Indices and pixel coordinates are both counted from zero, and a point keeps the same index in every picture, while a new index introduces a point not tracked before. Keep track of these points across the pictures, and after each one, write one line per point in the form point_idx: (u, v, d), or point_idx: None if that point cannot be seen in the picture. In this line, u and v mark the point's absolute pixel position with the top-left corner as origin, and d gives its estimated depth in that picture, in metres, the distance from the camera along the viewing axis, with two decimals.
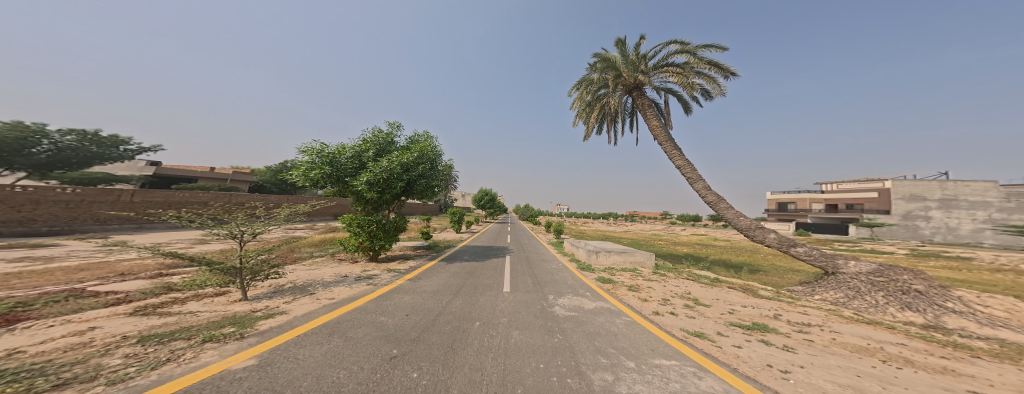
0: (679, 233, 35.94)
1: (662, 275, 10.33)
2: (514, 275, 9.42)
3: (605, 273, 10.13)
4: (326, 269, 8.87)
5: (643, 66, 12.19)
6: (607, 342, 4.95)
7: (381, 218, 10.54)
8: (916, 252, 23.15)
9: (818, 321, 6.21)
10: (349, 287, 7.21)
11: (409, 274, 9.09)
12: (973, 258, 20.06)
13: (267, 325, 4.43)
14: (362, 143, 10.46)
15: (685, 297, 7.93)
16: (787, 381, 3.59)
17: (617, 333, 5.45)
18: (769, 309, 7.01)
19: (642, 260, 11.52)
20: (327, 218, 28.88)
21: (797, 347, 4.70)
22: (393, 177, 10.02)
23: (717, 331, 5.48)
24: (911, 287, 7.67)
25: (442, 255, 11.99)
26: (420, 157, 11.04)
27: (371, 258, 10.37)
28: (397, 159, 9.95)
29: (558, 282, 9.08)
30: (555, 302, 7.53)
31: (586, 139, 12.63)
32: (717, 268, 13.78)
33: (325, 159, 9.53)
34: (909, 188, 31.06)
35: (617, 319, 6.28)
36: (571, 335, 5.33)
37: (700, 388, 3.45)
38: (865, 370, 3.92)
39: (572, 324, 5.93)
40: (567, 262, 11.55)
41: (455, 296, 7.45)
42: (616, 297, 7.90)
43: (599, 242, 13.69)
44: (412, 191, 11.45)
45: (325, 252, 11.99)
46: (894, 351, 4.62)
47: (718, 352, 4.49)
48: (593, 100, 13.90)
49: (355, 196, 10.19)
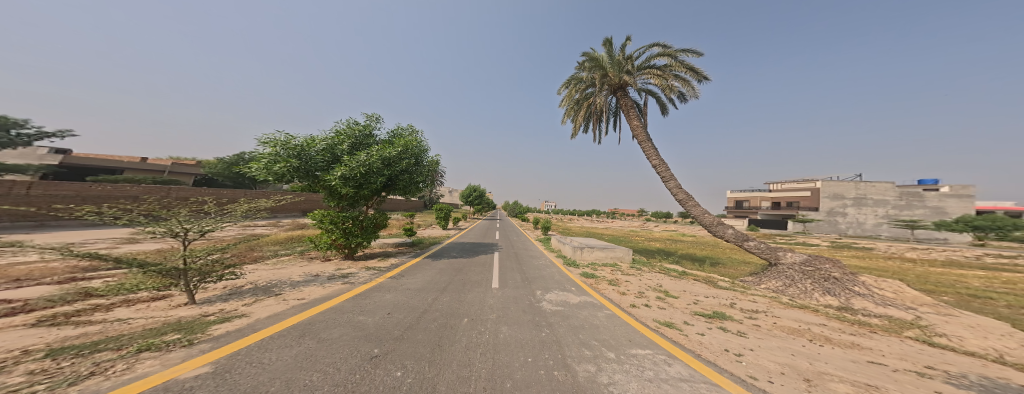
0: (651, 229, 38.17)
1: (639, 269, 10.94)
2: (503, 272, 9.50)
3: (588, 267, 10.58)
4: (293, 268, 8.39)
5: (627, 68, 12.61)
6: (588, 334, 5.22)
7: (358, 215, 10.09)
8: (837, 243, 26.55)
9: (764, 308, 6.92)
10: (321, 286, 6.91)
11: (390, 272, 8.85)
12: (874, 248, 23.73)
13: (221, 329, 4.13)
14: (336, 135, 9.93)
15: (657, 290, 8.46)
16: (739, 363, 4.01)
17: (599, 326, 5.72)
18: (726, 298, 7.68)
19: (621, 255, 12.02)
20: (292, 214, 27.10)
21: (748, 332, 5.24)
22: (371, 171, 9.61)
23: (684, 320, 5.95)
24: (830, 275, 8.79)
25: (428, 252, 11.79)
26: (404, 151, 10.66)
27: (347, 257, 9.98)
28: (377, 153, 9.54)
29: (546, 278, 9.31)
30: (543, 297, 7.71)
31: (573, 137, 12.87)
32: (681, 261, 14.79)
33: (293, 151, 8.95)
34: (834, 188, 35.74)
35: (599, 312, 6.58)
36: (557, 329, 5.53)
37: (669, 374, 3.75)
38: (797, 349, 4.47)
39: (559, 318, 6.14)
40: (554, 258, 11.87)
41: (439, 293, 7.39)
42: (598, 291, 8.24)
43: (584, 238, 14.15)
44: (394, 187, 11.04)
45: (292, 251, 11.32)
46: (819, 332, 5.29)
47: (684, 340, 4.89)
48: (580, 98, 14.15)
49: (328, 192, 9.69)
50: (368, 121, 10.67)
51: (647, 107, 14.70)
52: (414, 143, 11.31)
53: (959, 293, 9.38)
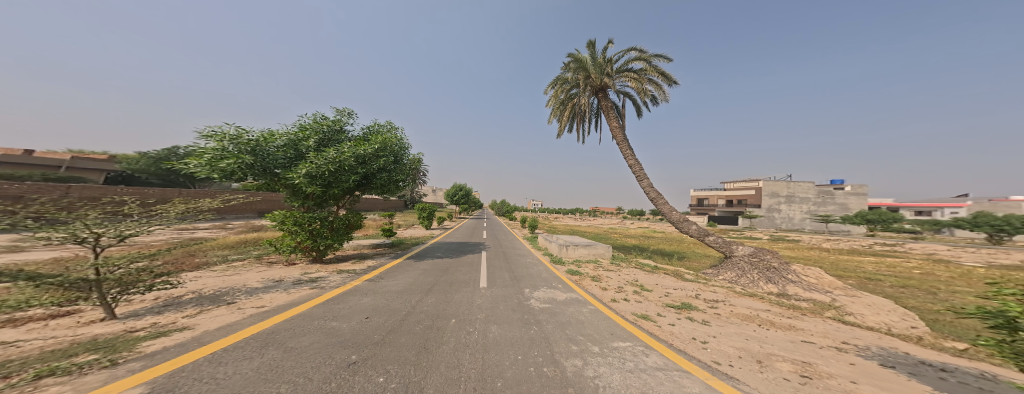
0: (622, 226, 40.26)
1: (618, 265, 11.36)
2: (491, 271, 9.40)
3: (572, 264, 10.84)
4: (248, 275, 7.59)
5: (608, 70, 12.89)
6: (575, 330, 5.31)
7: (327, 215, 9.37)
8: (775, 236, 29.81)
9: (722, 297, 7.45)
10: (284, 293, 6.33)
11: (366, 275, 8.34)
12: (801, 239, 27.22)
13: (155, 345, 3.55)
14: (302, 130, 9.13)
15: (634, 284, 8.82)
16: (706, 350, 4.27)
17: (584, 321, 5.84)
18: (692, 290, 8.17)
19: (602, 252, 12.34)
20: (246, 215, 24.79)
21: (711, 320, 5.63)
22: (342, 168, 8.93)
23: (657, 312, 6.24)
24: (770, 264, 9.62)
25: (409, 252, 11.39)
26: (381, 149, 10.09)
27: (315, 260, 9.33)
28: (349, 149, 8.89)
29: (533, 276, 9.33)
30: (531, 295, 7.74)
31: (559, 136, 12.97)
32: (653, 256, 15.67)
33: (247, 147, 7.97)
34: (771, 187, 40.83)
35: (584, 308, 6.73)
36: (546, 326, 5.57)
37: (648, 364, 3.90)
38: (750, 333, 4.88)
39: (547, 316, 6.18)
40: (540, 256, 11.98)
41: (420, 295, 7.08)
42: (582, 287, 8.43)
43: (569, 236, 14.38)
44: (369, 185, 10.39)
45: (245, 255, 10.20)
46: (767, 317, 5.79)
47: (658, 330, 5.14)
48: (565, 98, 14.36)
49: (290, 190, 8.87)
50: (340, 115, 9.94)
51: (624, 110, 15.25)
52: (392, 140, 10.73)
53: (859, 276, 10.88)
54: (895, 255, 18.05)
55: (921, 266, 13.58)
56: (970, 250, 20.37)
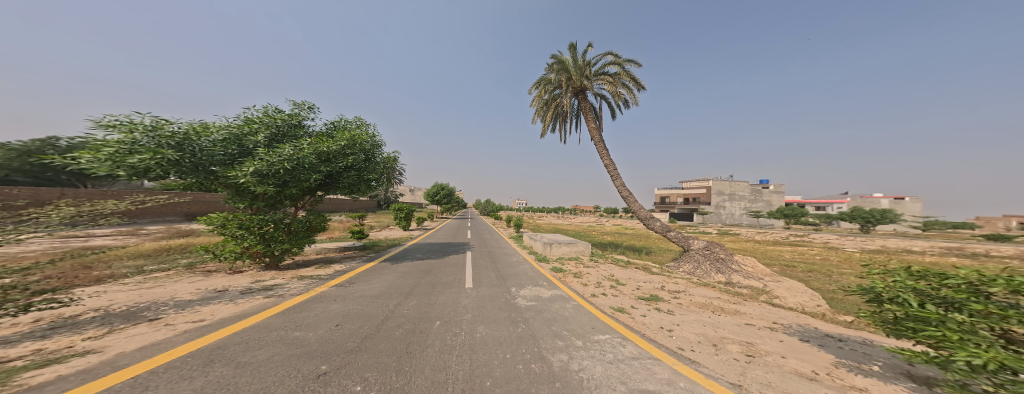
0: (587, 221, 42.04)
1: (597, 260, 11.58)
2: (478, 271, 9.01)
3: (557, 262, 10.72)
4: (179, 285, 6.06)
5: (587, 72, 13.08)
6: (559, 325, 5.00)
7: (282, 217, 7.55)
8: (720, 229, 33.09)
9: (683, 288, 7.77)
10: (231, 302, 5.10)
11: (333, 281, 7.07)
12: (738, 232, 30.72)
13: (44, 375, 2.66)
14: (246, 122, 7.02)
15: (611, 279, 8.84)
16: (670, 337, 4.24)
17: (567, 317, 5.54)
18: (658, 283, 8.49)
19: (582, 249, 12.21)
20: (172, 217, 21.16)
21: (674, 310, 5.80)
22: (299, 167, 7.13)
23: (630, 305, 6.30)
24: (717, 255, 9.92)
25: (380, 258, 10.07)
26: (351, 146, 8.38)
27: (268, 266, 7.56)
28: (310, 146, 7.15)
29: (520, 274, 9.02)
30: (517, 294, 7.39)
31: (542, 136, 12.89)
32: (624, 251, 16.32)
33: (172, 140, 5.98)
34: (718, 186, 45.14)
35: (569, 304, 6.48)
36: (532, 323, 5.10)
37: (626, 354, 3.60)
38: (704, 320, 5.02)
39: (533, 313, 5.77)
40: (526, 254, 11.95)
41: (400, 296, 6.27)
42: (566, 284, 8.26)
43: (553, 234, 14.58)
44: (333, 185, 8.60)
45: (171, 264, 7.97)
46: (728, 303, 6.10)
47: (631, 322, 5.17)
48: (549, 99, 14.34)
49: (229, 190, 6.84)
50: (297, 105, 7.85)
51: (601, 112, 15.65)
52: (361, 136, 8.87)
53: (779, 262, 12.30)
54: (800, 243, 21.21)
55: (819, 252, 16.06)
56: (851, 238, 24.74)
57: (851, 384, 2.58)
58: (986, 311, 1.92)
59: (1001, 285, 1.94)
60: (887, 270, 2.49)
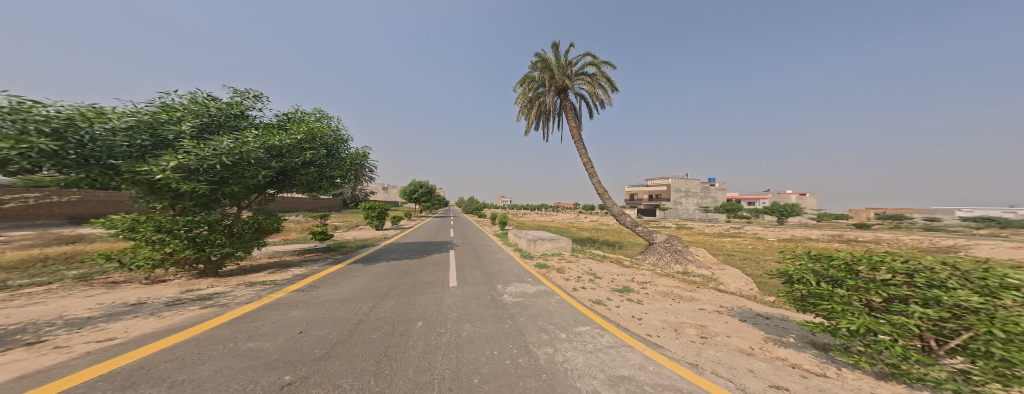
0: (555, 218, 43.04)
1: (579, 256, 11.75)
2: (462, 259, 8.25)
3: (540, 258, 10.73)
4: (63, 300, 3.39)
5: (570, 72, 13.46)
6: (543, 319, 3.97)
7: (219, 219, 4.52)
8: (676, 223, 35.69)
9: (648, 278, 7.00)
10: (151, 314, 2.94)
11: (299, 283, 4.37)
12: (688, 225, 33.51)
13: None
14: (162, 108, 4.17)
15: (590, 273, 8.03)
16: (640, 323, 4.21)
17: (552, 311, 4.50)
18: (623, 275, 7.70)
19: (565, 245, 12.44)
20: None
21: (639, 298, 5.43)
22: (242, 161, 4.39)
23: (600, 295, 5.82)
24: (672, 245, 8.93)
25: (357, 256, 7.30)
26: (310, 139, 5.39)
27: (206, 274, 4.64)
28: (258, 140, 4.40)
29: (505, 272, 7.41)
30: (503, 291, 5.50)
31: (527, 133, 12.89)
32: (597, 246, 16.88)
33: (48, 126, 3.34)
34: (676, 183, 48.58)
35: (553, 299, 5.33)
36: (520, 318, 3.79)
37: (604, 344, 3.00)
38: (665, 307, 4.74)
39: (520, 309, 4.30)
40: (511, 252, 11.94)
41: (400, 273, 5.30)
42: (549, 279, 7.22)
43: (536, 231, 14.70)
44: (289, 183, 5.53)
45: (61, 275, 4.94)
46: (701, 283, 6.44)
47: (607, 312, 4.74)
48: (533, 97, 14.53)
49: (137, 187, 4.00)
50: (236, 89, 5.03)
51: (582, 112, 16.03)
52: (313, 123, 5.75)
53: (722, 250, 13.55)
54: (735, 234, 23.88)
55: (745, 241, 18.55)
56: (776, 228, 28.31)
57: (778, 356, 2.12)
58: (857, 284, 2.00)
59: (864, 264, 2.01)
60: (796, 253, 2.52)
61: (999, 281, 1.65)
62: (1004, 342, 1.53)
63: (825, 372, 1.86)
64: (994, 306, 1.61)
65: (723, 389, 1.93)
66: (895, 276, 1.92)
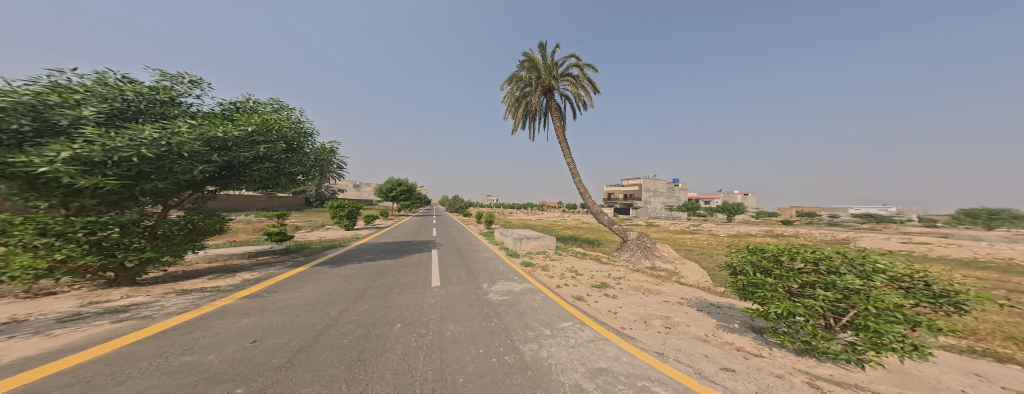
0: (531, 217, 43.51)
1: (562, 253, 11.92)
2: (444, 259, 8.15)
3: (526, 257, 10.75)
4: None
5: (556, 73, 13.63)
6: (529, 316, 4.06)
7: (133, 220, 3.65)
8: (646, 221, 37.30)
9: (622, 274, 7.28)
10: (50, 328, 2.54)
11: (243, 292, 3.81)
12: (655, 222, 35.20)
13: None
14: (51, 88, 3.37)
15: (573, 270, 8.21)
16: (616, 316, 4.43)
17: (536, 308, 4.59)
18: (601, 271, 7.95)
19: (549, 243, 12.51)
20: None
21: (615, 293, 5.66)
22: (172, 153, 3.69)
23: (579, 291, 6.01)
24: (641, 240, 9.35)
25: (323, 258, 6.75)
26: (264, 132, 4.85)
27: (125, 283, 3.90)
28: (188, 131, 3.75)
29: (490, 270, 7.39)
30: (490, 289, 5.52)
31: (514, 132, 12.86)
32: (575, 244, 17.30)
33: None
34: (648, 183, 50.79)
35: (538, 296, 5.44)
36: (506, 317, 3.84)
37: (582, 339, 3.12)
38: (635, 300, 5.00)
39: (507, 307, 4.33)
40: (497, 250, 11.92)
41: (375, 276, 5.12)
42: (533, 276, 7.33)
43: (521, 230, 14.73)
44: (237, 180, 4.94)
45: None
46: (669, 276, 6.87)
47: (589, 307, 4.91)
48: (520, 96, 14.58)
49: (10, 182, 3.05)
50: (162, 72, 4.20)
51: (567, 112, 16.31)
52: (268, 114, 5.19)
53: (683, 245, 14.58)
54: (694, 230, 25.73)
55: (704, 236, 19.92)
56: (731, 225, 30.67)
57: (726, 341, 2.33)
58: (780, 273, 2.23)
59: (786, 255, 2.26)
60: (738, 246, 2.71)
61: (872, 266, 1.98)
62: (875, 316, 1.86)
63: (760, 351, 2.10)
64: (869, 286, 1.92)
65: (685, 376, 2.07)
66: (806, 264, 2.17)
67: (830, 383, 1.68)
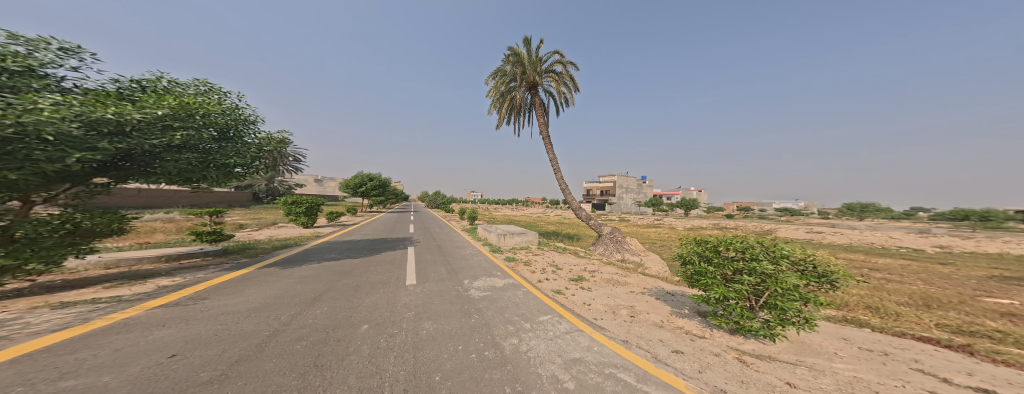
0: (507, 211, 43.71)
1: (542, 248, 12.16)
2: (422, 256, 7.97)
3: (509, 252, 10.84)
4: None
5: (541, 69, 13.64)
6: (510, 311, 4.16)
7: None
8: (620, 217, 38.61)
9: (596, 268, 7.54)
10: None
11: (149, 301, 3.22)
12: (625, 217, 36.72)
13: None
14: None
15: (553, 265, 8.40)
16: (590, 308, 4.62)
17: (518, 302, 4.73)
18: (579, 265, 8.20)
19: (532, 239, 12.63)
20: None
21: (590, 285, 5.86)
22: (27, 136, 2.91)
23: (558, 285, 6.16)
24: (614, 233, 9.69)
25: (272, 258, 6.08)
26: (181, 116, 4.08)
27: None
28: (54, 110, 3.02)
29: (473, 267, 7.40)
30: (470, 286, 5.57)
31: (499, 126, 12.71)
32: (551, 238, 17.75)
33: None
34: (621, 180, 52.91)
35: (520, 291, 5.56)
36: (486, 312, 3.89)
37: (560, 330, 3.26)
38: (609, 292, 5.22)
39: (487, 303, 4.39)
40: (480, 247, 11.85)
41: (338, 276, 4.92)
42: (516, 272, 7.45)
43: (506, 226, 14.71)
44: (140, 172, 4.04)
45: None
46: (635, 268, 7.28)
47: (567, 301, 5.04)
48: (505, 91, 14.44)
49: None
50: (13, 34, 3.41)
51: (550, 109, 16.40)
52: (190, 97, 4.47)
53: (650, 238, 15.53)
54: (658, 224, 27.46)
55: (663, 229, 21.41)
56: (692, 220, 33.03)
57: (677, 326, 2.54)
58: (718, 261, 2.43)
59: (722, 245, 2.46)
60: (689, 237, 2.88)
61: (782, 253, 2.25)
62: (779, 297, 2.16)
63: (701, 332, 2.32)
64: (779, 270, 2.20)
65: (643, 360, 2.23)
66: (737, 253, 2.38)
67: (752, 358, 1.91)
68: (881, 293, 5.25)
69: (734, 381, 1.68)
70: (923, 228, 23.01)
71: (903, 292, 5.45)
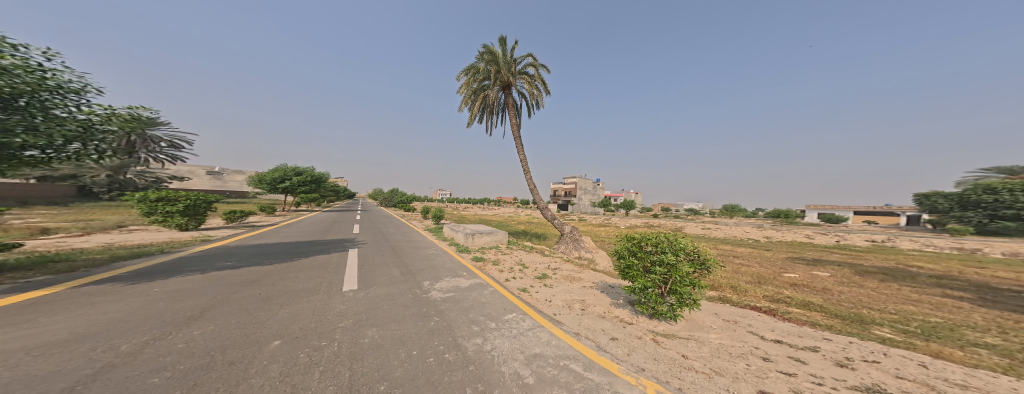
0: (468, 210, 43.17)
1: (511, 247, 12.34)
2: (376, 260, 7.52)
3: (478, 252, 10.83)
4: None
5: (514, 70, 13.76)
6: (474, 311, 4.19)
7: None
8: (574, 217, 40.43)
9: (557, 265, 7.84)
10: None
11: None
12: (580, 217, 38.55)
13: None
14: None
15: (520, 263, 8.54)
16: (552, 304, 4.80)
17: (485, 302, 4.78)
18: (543, 263, 8.43)
19: (501, 237, 12.70)
20: None
21: (553, 282, 6.07)
22: None
23: (524, 283, 6.28)
24: (572, 232, 10.12)
25: (106, 273, 4.73)
26: None
27: None
28: None
29: (434, 268, 7.25)
30: (431, 287, 5.46)
31: (469, 124, 12.57)
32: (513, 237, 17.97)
33: None
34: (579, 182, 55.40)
35: (486, 290, 5.61)
36: (447, 314, 3.88)
37: (522, 327, 3.38)
38: (569, 288, 5.49)
39: (449, 305, 4.35)
40: (445, 247, 11.62)
41: (233, 289, 4.34)
42: (484, 271, 7.46)
43: (474, 225, 14.54)
44: None
45: None
46: (589, 264, 7.68)
47: (531, 298, 5.19)
48: (477, 89, 14.36)
49: None
50: None
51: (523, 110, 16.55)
52: None
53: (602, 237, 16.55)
54: (607, 223, 29.38)
55: (608, 227, 22.89)
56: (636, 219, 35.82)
57: (614, 315, 2.80)
58: (639, 256, 2.71)
59: (643, 242, 2.75)
60: (621, 235, 3.15)
61: (683, 246, 2.59)
62: (680, 283, 2.52)
63: (630, 319, 2.61)
64: (680, 261, 2.54)
65: (588, 349, 2.44)
66: (654, 248, 2.67)
67: (666, 338, 2.18)
68: (735, 274, 6.29)
69: (650, 359, 1.91)
70: (759, 222, 29.06)
71: (746, 272, 6.61)
